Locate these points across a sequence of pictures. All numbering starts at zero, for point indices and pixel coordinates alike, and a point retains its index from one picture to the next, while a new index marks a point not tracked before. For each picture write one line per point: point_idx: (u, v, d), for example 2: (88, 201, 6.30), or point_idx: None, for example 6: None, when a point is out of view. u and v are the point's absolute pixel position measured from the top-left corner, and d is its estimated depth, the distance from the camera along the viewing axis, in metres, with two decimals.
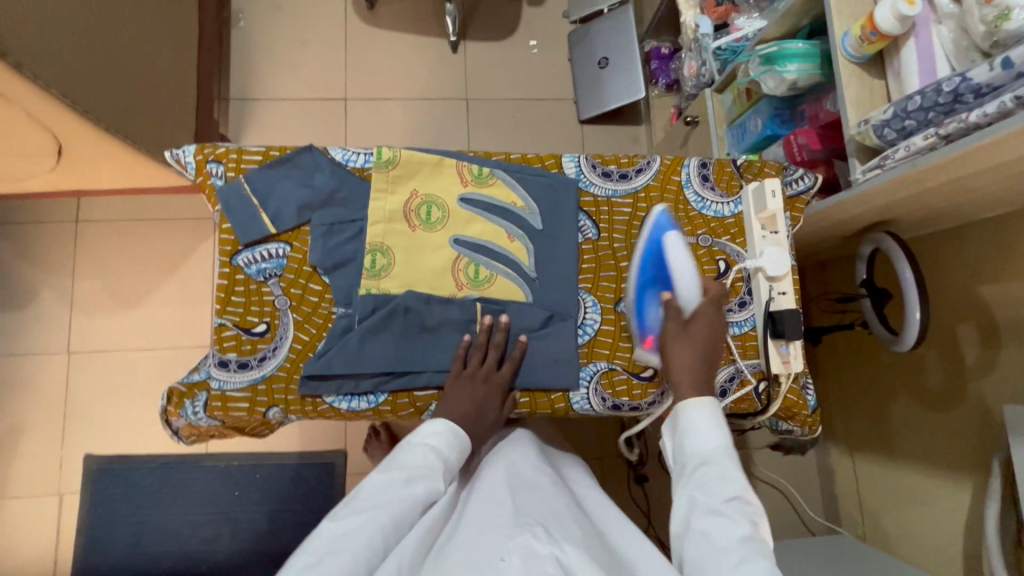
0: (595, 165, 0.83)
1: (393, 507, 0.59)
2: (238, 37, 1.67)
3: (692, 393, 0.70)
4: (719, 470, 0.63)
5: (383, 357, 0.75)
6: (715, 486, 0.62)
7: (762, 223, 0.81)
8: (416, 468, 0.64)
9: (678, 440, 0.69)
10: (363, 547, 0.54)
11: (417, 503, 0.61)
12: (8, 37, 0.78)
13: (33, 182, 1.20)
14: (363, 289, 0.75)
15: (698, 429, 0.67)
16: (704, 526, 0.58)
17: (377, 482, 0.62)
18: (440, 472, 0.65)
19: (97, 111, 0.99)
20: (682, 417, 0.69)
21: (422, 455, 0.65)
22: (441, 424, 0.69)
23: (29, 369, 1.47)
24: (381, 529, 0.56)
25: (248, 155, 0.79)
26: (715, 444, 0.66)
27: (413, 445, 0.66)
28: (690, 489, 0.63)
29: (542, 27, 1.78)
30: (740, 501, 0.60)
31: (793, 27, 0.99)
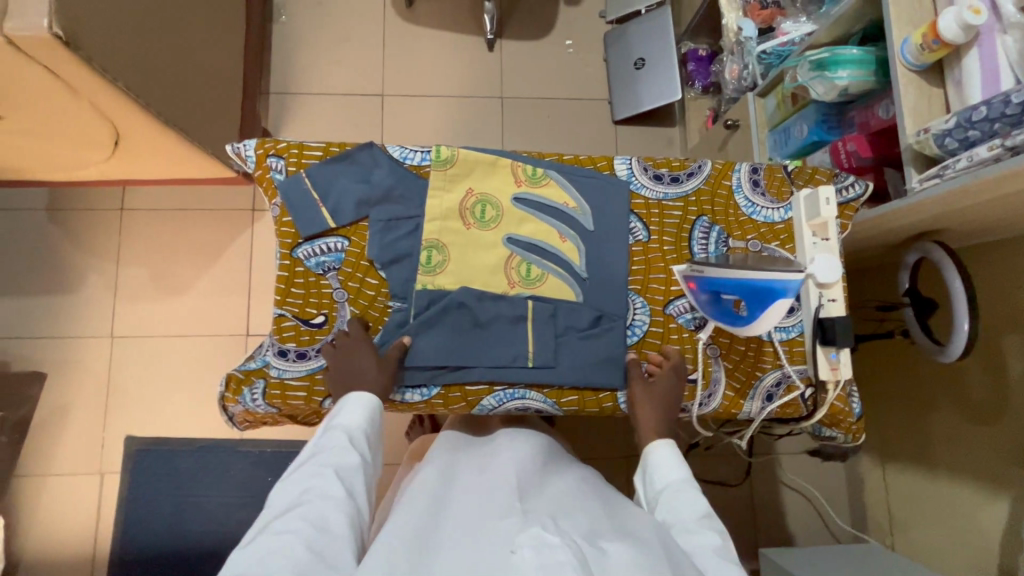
0: (647, 168, 0.84)
1: (311, 509, 0.60)
2: (279, 32, 1.70)
3: (650, 441, 0.74)
4: (688, 499, 0.67)
5: (436, 351, 0.77)
6: (687, 511, 0.66)
7: (812, 230, 0.81)
8: (334, 455, 0.66)
9: (647, 479, 0.73)
10: (290, 552, 0.55)
11: (342, 503, 0.62)
12: (86, 33, 0.81)
13: (88, 170, 1.24)
14: (420, 284, 0.77)
15: (661, 465, 0.71)
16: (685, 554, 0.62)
17: (299, 489, 0.63)
18: (348, 454, 0.67)
19: (157, 104, 1.02)
20: (649, 456, 0.73)
21: (338, 440, 0.68)
22: (345, 404, 0.71)
23: (75, 351, 1.52)
24: (308, 538, 0.57)
25: (309, 151, 0.81)
26: (680, 475, 0.70)
27: (328, 435, 0.69)
28: (664, 520, 0.67)
29: (579, 27, 1.78)
30: (711, 522, 0.65)
31: (846, 32, 0.98)
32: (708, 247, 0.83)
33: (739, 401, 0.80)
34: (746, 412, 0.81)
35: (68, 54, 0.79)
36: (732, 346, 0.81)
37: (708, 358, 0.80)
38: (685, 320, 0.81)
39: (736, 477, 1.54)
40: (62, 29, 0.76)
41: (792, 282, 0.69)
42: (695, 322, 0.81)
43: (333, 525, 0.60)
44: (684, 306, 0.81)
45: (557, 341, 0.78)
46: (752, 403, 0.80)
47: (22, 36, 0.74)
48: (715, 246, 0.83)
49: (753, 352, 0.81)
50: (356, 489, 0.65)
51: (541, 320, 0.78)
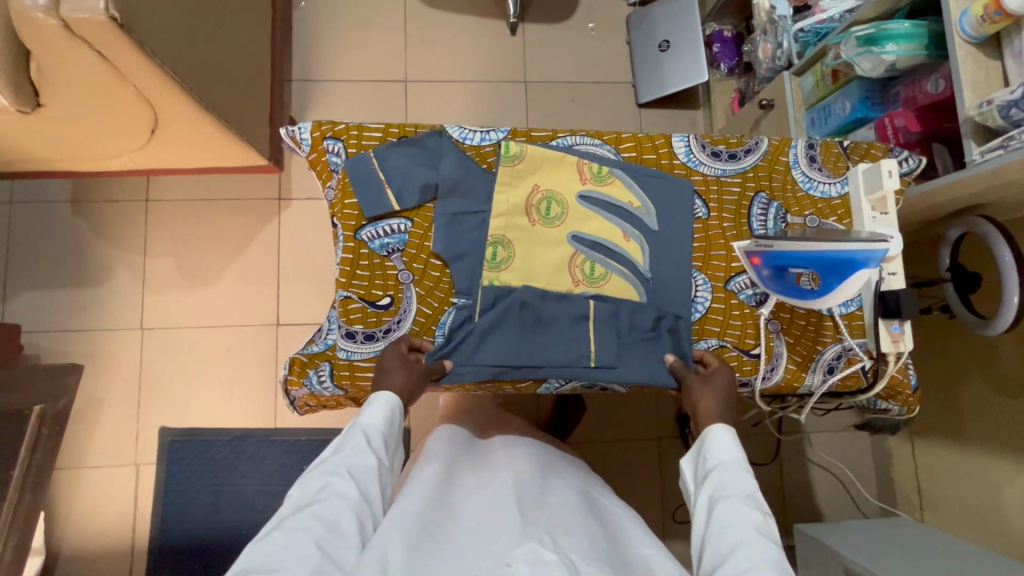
0: (704, 145, 0.84)
1: (324, 507, 0.62)
2: (300, 18, 1.68)
3: (709, 425, 0.71)
4: (736, 479, 0.66)
5: (501, 351, 0.76)
6: (734, 489, 0.65)
7: (871, 204, 0.81)
8: (351, 455, 0.67)
9: (699, 459, 0.71)
10: (302, 551, 0.57)
11: (355, 506, 0.63)
12: (138, 16, 0.80)
13: (121, 159, 1.23)
14: (485, 281, 0.77)
15: (718, 445, 0.69)
16: (726, 526, 0.62)
17: (316, 487, 0.64)
18: (366, 455, 0.67)
19: (199, 89, 1.01)
20: (705, 440, 0.71)
21: (357, 440, 0.68)
22: (370, 402, 0.71)
23: (105, 343, 1.52)
24: (319, 538, 0.59)
25: (368, 132, 0.81)
26: (735, 456, 0.68)
27: (349, 434, 0.69)
28: (711, 494, 0.66)
29: (600, 9, 1.77)
30: (756, 502, 0.64)
31: (894, 6, 0.96)
32: (767, 223, 0.83)
33: (801, 374, 0.81)
34: (807, 385, 0.82)
35: (121, 37, 0.79)
36: (793, 321, 0.81)
37: (769, 334, 0.81)
38: (746, 296, 0.81)
39: (766, 456, 1.56)
40: (118, 11, 0.76)
41: (875, 253, 0.69)
42: (756, 298, 0.81)
43: (344, 526, 0.61)
44: (745, 282, 0.82)
45: (620, 344, 0.78)
46: (813, 377, 0.81)
47: (80, 18, 0.74)
48: (774, 222, 0.83)
49: (814, 326, 0.82)
50: (371, 491, 0.66)
51: (605, 321, 0.78)
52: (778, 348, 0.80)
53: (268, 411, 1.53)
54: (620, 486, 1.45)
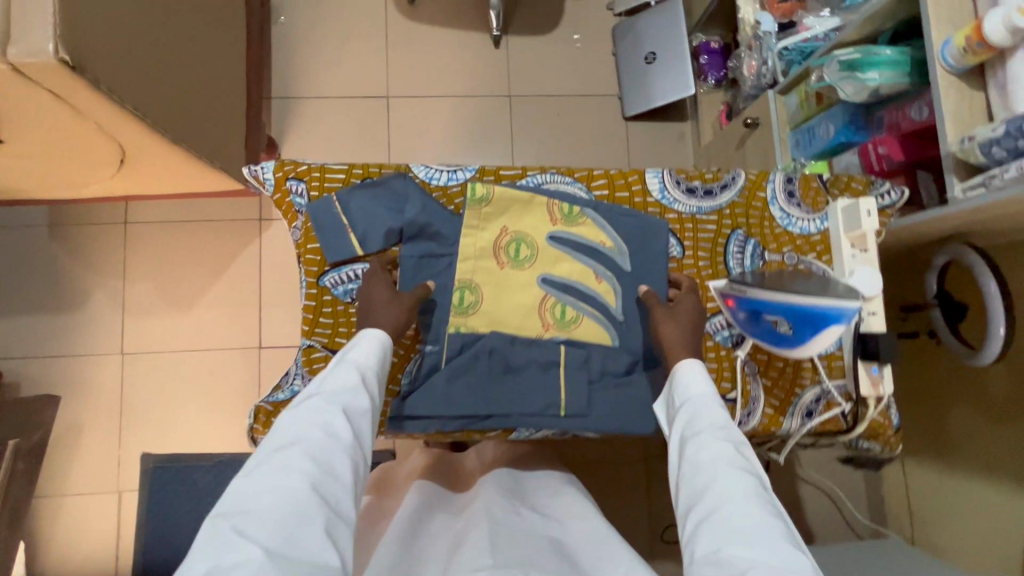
0: (679, 181, 0.81)
1: (313, 444, 0.58)
2: (278, 34, 1.64)
3: (677, 362, 0.70)
4: (708, 413, 0.63)
5: (467, 401, 0.73)
6: (704, 425, 0.62)
7: (851, 241, 0.79)
8: (343, 393, 0.62)
9: (671, 398, 0.69)
10: (293, 492, 0.54)
11: (348, 447, 0.59)
12: (94, 56, 0.77)
13: (92, 188, 1.21)
14: (452, 327, 0.75)
15: (689, 381, 0.67)
16: (700, 463, 0.59)
17: (303, 422, 0.60)
18: (359, 390, 0.63)
19: (165, 121, 0.98)
20: (679, 376, 0.69)
21: (350, 377, 0.64)
22: (361, 337, 0.67)
23: (86, 369, 1.50)
24: (310, 475, 0.55)
25: (331, 173, 0.79)
26: (704, 393, 0.66)
27: (338, 369, 0.65)
28: (681, 433, 0.64)
29: (586, 20, 1.73)
30: (729, 433, 0.61)
31: (876, 28, 0.96)
32: (744, 262, 0.81)
33: (778, 418, 0.79)
34: (785, 429, 0.80)
35: (75, 78, 0.76)
36: (770, 363, 0.79)
37: (745, 377, 0.79)
38: (722, 337, 0.79)
39: None
40: (69, 54, 0.73)
41: (847, 309, 0.65)
42: (733, 339, 0.79)
43: (337, 468, 0.57)
44: (721, 323, 0.79)
45: (591, 390, 0.76)
46: (792, 420, 0.79)
47: (28, 63, 0.71)
48: (751, 260, 0.81)
49: (792, 368, 0.79)
50: (363, 432, 0.62)
51: (575, 367, 0.76)
52: (754, 391, 0.78)
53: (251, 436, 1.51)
54: (607, 509, 1.43)
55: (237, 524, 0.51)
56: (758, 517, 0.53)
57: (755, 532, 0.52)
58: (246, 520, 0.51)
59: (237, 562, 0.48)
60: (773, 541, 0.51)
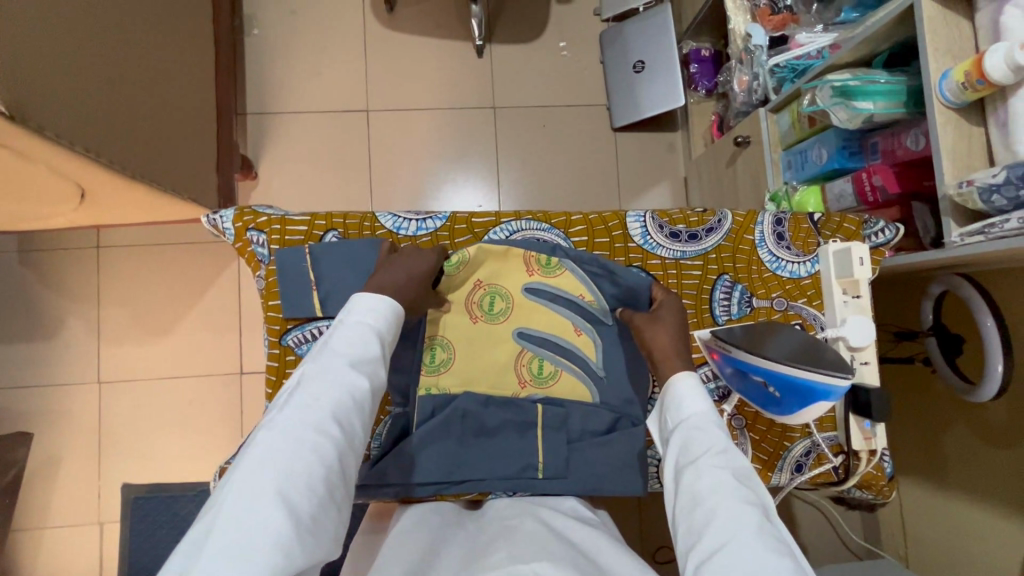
0: (662, 225, 0.77)
1: (336, 411, 0.55)
2: (252, 46, 1.58)
3: (671, 375, 0.65)
4: (707, 433, 0.58)
5: (436, 466, 0.70)
6: (701, 451, 0.57)
7: (842, 287, 0.75)
8: (368, 362, 0.60)
9: (664, 415, 0.64)
10: (317, 459, 0.52)
11: (366, 413, 0.58)
12: (36, 104, 0.73)
13: (57, 220, 1.16)
14: (424, 388, 0.72)
15: (682, 396, 0.62)
16: (700, 493, 0.54)
17: (323, 382, 0.56)
18: (382, 357, 0.61)
19: (124, 159, 0.93)
20: (670, 390, 0.64)
21: (372, 343, 0.61)
22: (381, 304, 0.63)
23: (62, 399, 1.46)
24: (334, 445, 0.54)
25: (292, 225, 0.75)
26: (702, 409, 0.61)
27: (359, 332, 0.60)
28: (676, 459, 0.59)
29: (572, 27, 1.67)
30: (729, 458, 0.56)
31: (870, 52, 0.91)
32: (730, 308, 0.78)
33: (767, 473, 0.76)
34: (775, 483, 0.77)
35: (15, 128, 0.71)
36: (758, 416, 0.76)
37: (734, 431, 0.76)
38: (707, 389, 0.77)
39: None
40: (5, 104, 0.68)
41: (836, 387, 0.60)
42: (718, 391, 0.77)
43: (355, 436, 0.56)
44: (706, 374, 0.77)
45: (570, 450, 0.72)
46: (781, 475, 0.76)
47: None
48: (738, 306, 0.78)
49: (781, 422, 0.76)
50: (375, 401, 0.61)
51: (551, 426, 0.73)
52: (742, 446, 0.75)
53: None
54: None
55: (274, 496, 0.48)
56: (770, 559, 0.48)
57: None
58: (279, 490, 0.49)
59: (263, 531, 0.46)
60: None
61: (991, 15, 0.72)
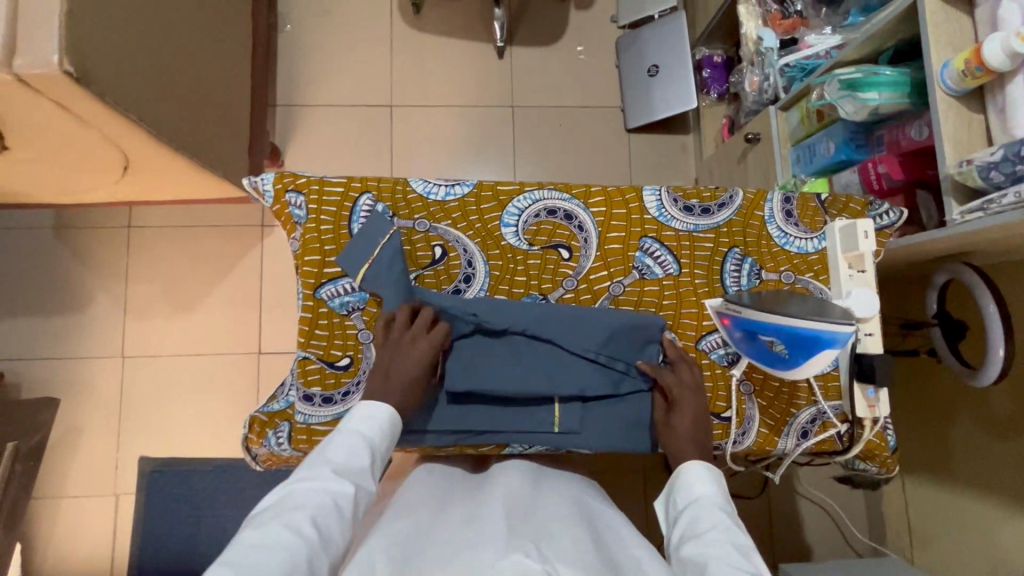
0: (676, 199, 0.82)
1: (317, 513, 0.57)
2: (285, 42, 1.66)
3: (684, 462, 0.69)
4: (711, 512, 0.62)
5: (460, 416, 0.75)
6: (706, 527, 0.60)
7: (848, 262, 0.79)
8: (353, 470, 0.63)
9: (671, 500, 0.68)
10: (288, 558, 0.52)
11: (347, 521, 0.59)
12: (99, 69, 0.79)
13: (98, 192, 1.22)
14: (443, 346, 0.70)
15: (690, 481, 0.66)
16: (703, 562, 0.56)
17: (313, 487, 0.59)
18: (370, 468, 0.64)
19: (169, 132, 0.99)
20: (678, 474, 0.68)
21: (361, 453, 0.64)
22: (372, 410, 0.68)
23: (86, 372, 1.51)
24: (307, 546, 0.54)
25: (329, 186, 0.79)
26: (709, 492, 0.65)
27: (353, 440, 0.65)
28: (682, 534, 0.62)
29: (589, 32, 1.74)
30: (734, 537, 0.59)
31: (876, 49, 0.96)
32: (740, 280, 0.81)
33: (773, 438, 0.79)
34: (781, 449, 0.80)
35: (79, 90, 0.77)
36: (766, 383, 0.79)
37: (741, 396, 0.79)
38: (718, 355, 0.79)
39: (755, 491, 1.53)
40: (73, 66, 0.74)
41: (841, 334, 0.64)
42: (728, 357, 0.79)
43: (333, 543, 0.57)
44: (716, 341, 0.80)
45: (584, 408, 0.77)
46: (787, 440, 0.79)
47: (35, 74, 0.72)
48: (748, 279, 0.81)
49: (788, 389, 0.79)
50: (359, 514, 0.62)
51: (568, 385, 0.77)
52: (749, 411, 0.78)
53: None
54: None
55: None
56: None
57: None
58: None
59: None
60: None
61: (990, 9, 0.77)
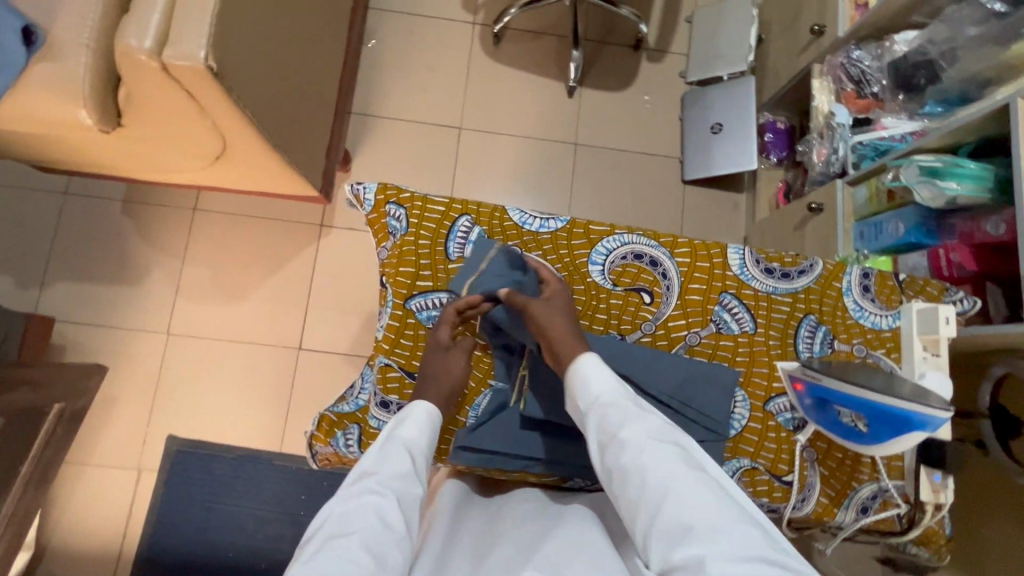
0: (758, 260, 0.84)
1: (365, 530, 0.59)
2: (367, 55, 1.74)
3: (573, 360, 0.71)
4: (617, 403, 0.65)
5: (532, 444, 0.79)
6: (619, 424, 0.64)
7: (923, 343, 0.81)
8: (397, 478, 0.65)
9: (573, 397, 0.69)
10: None
11: (401, 533, 0.61)
12: (231, 66, 0.84)
13: (183, 174, 1.27)
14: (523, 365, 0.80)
15: (588, 381, 0.68)
16: (634, 463, 0.60)
17: (356, 507, 0.62)
18: (414, 473, 0.67)
19: (270, 129, 1.04)
20: (572, 379, 0.69)
21: (403, 462, 0.67)
22: (410, 418, 0.71)
23: (130, 343, 1.54)
24: (365, 566, 0.56)
25: (432, 204, 0.83)
26: (606, 386, 0.67)
27: (390, 451, 0.68)
28: (600, 439, 0.64)
29: (657, 83, 1.81)
30: (648, 424, 0.63)
31: (958, 141, 1.00)
32: (813, 346, 0.83)
33: (832, 509, 0.80)
34: (838, 520, 0.80)
35: (213, 83, 0.82)
36: (829, 452, 0.80)
37: (804, 462, 0.80)
38: (784, 418, 0.81)
39: None
40: (215, 62, 0.79)
41: (935, 420, 0.65)
42: (794, 422, 0.81)
43: (392, 557, 0.59)
44: (784, 404, 0.81)
45: None
46: (846, 514, 0.80)
47: (180, 64, 0.77)
48: (820, 346, 0.83)
49: (851, 461, 0.80)
50: (412, 522, 0.64)
51: None
52: (811, 477, 0.79)
53: (276, 433, 1.52)
54: None
55: None
56: (716, 505, 0.57)
57: (704, 507, 0.56)
58: None
59: None
60: (716, 515, 0.56)
61: None
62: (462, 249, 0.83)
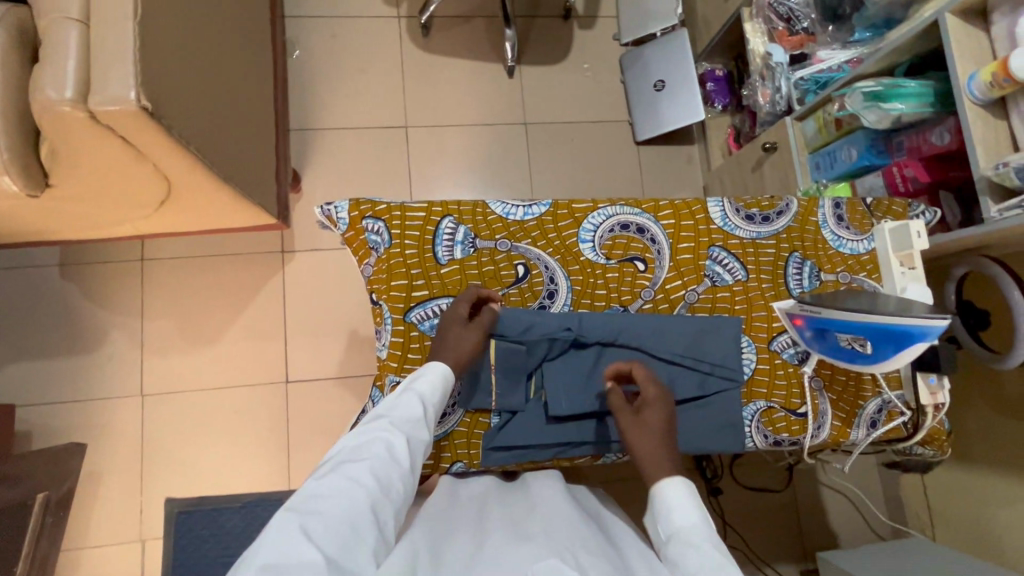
0: (738, 209, 0.86)
1: (373, 464, 0.62)
2: (295, 67, 1.65)
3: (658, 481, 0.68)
4: (694, 547, 0.60)
5: (560, 429, 0.80)
6: (685, 557, 0.59)
7: (900, 259, 0.85)
8: (408, 422, 0.67)
9: (656, 522, 0.66)
10: (350, 506, 0.57)
11: (405, 471, 0.64)
12: (165, 102, 0.77)
13: (126, 225, 1.18)
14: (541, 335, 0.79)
15: (670, 506, 0.65)
16: None
17: (367, 440, 0.64)
18: (424, 421, 0.68)
19: (215, 161, 0.98)
20: (654, 498, 0.67)
21: (414, 408, 0.68)
22: (428, 372, 0.72)
23: (103, 413, 1.44)
24: (369, 494, 0.59)
25: (411, 212, 0.81)
26: (689, 518, 0.63)
27: (405, 397, 0.69)
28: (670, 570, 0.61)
29: (594, 50, 1.80)
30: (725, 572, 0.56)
31: (893, 63, 1.04)
32: (802, 282, 0.86)
33: (846, 429, 0.84)
34: (852, 439, 0.85)
35: (150, 124, 0.76)
36: (834, 377, 0.84)
37: (814, 392, 0.83)
38: (788, 355, 0.84)
39: (780, 484, 1.51)
40: (148, 100, 0.73)
41: (934, 329, 0.68)
42: (798, 356, 0.84)
43: (394, 489, 0.62)
44: (786, 341, 0.85)
45: (674, 415, 0.81)
46: (859, 431, 0.85)
47: (110, 110, 0.71)
48: (809, 280, 0.87)
49: (854, 382, 0.84)
50: (417, 463, 0.66)
51: None
52: (823, 405, 0.83)
53: (279, 472, 1.47)
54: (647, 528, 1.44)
55: (304, 531, 0.53)
56: None
57: None
58: (311, 528, 0.54)
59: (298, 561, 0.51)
60: None
61: (1007, 26, 0.87)
62: (451, 251, 0.81)
